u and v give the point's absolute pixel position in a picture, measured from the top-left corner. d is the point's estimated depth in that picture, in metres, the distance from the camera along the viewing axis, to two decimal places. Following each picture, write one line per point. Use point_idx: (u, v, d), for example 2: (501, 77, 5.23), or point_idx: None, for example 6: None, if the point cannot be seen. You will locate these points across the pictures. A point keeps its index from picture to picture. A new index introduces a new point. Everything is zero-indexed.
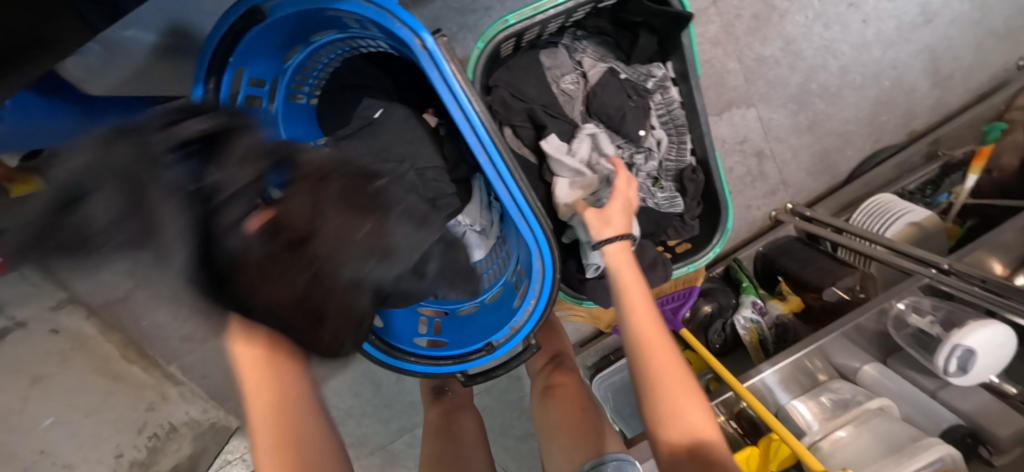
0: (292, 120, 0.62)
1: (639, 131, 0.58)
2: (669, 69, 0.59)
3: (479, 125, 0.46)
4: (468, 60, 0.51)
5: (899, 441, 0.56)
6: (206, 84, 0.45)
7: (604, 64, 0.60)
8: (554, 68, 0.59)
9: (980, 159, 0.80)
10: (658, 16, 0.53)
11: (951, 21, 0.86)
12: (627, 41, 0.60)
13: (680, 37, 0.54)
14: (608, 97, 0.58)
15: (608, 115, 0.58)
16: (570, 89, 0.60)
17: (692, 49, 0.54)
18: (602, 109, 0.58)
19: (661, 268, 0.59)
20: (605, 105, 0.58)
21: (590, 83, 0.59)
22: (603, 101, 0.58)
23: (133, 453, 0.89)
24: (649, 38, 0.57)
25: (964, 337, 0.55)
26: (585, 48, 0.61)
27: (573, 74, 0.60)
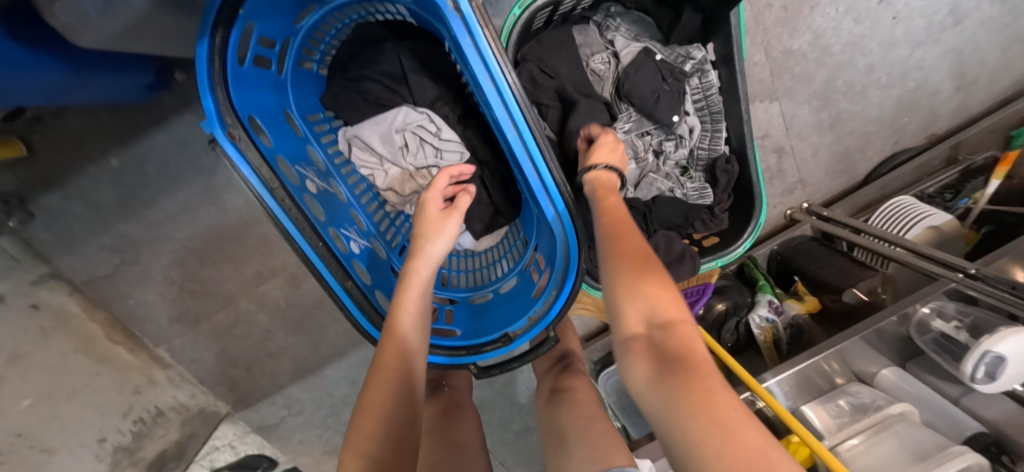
0: (300, 88, 0.57)
1: (673, 116, 0.55)
2: (709, 51, 0.55)
3: (510, 99, 0.41)
4: (503, 28, 0.50)
5: (926, 448, 0.54)
6: (213, 38, 0.40)
7: (638, 45, 0.55)
8: (585, 47, 0.56)
9: (1005, 164, 0.79)
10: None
11: (981, 23, 0.84)
12: (667, 20, 0.56)
13: (727, 16, 0.50)
14: (642, 79, 0.54)
15: (641, 98, 0.54)
16: (600, 70, 0.57)
17: (739, 28, 0.50)
18: (634, 92, 0.54)
19: (689, 261, 0.57)
20: (639, 88, 0.54)
21: (623, 65, 0.56)
22: (636, 83, 0.54)
23: (117, 437, 0.80)
24: (692, 16, 0.54)
25: (994, 343, 0.53)
26: (618, 26, 0.58)
27: (603, 53, 0.57)
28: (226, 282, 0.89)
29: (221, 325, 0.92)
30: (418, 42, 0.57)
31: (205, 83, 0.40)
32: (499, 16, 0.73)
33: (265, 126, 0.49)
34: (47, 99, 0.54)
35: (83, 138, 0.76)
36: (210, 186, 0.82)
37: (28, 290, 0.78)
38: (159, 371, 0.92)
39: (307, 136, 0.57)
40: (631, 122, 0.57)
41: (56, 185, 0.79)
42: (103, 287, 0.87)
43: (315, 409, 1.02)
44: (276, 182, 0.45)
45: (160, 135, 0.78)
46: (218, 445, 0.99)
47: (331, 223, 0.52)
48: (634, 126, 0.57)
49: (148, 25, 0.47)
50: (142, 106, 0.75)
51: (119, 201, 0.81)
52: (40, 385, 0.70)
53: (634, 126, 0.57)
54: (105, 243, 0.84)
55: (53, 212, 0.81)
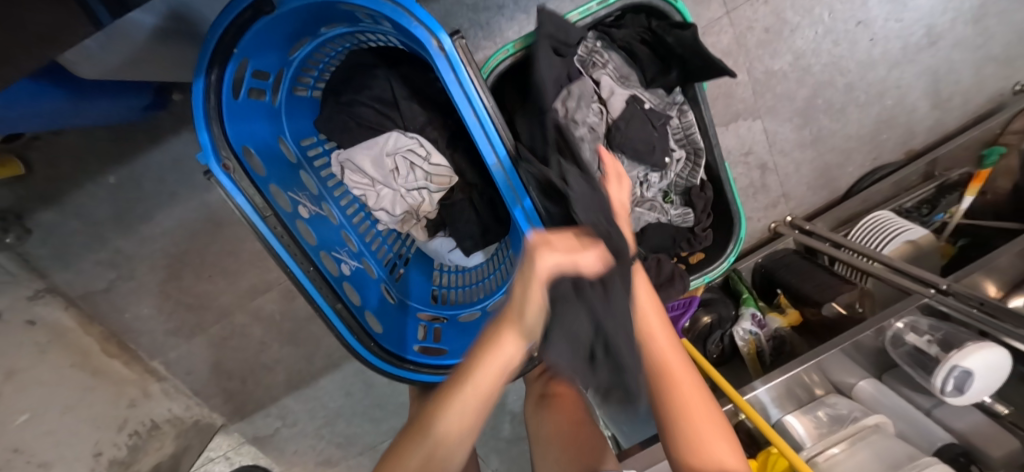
0: (294, 114, 0.59)
1: (665, 159, 0.57)
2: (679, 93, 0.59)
3: (494, 133, 0.45)
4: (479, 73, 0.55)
5: (898, 460, 0.57)
6: (208, 76, 0.42)
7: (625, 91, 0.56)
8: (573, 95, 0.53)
9: (978, 181, 0.81)
10: (695, 55, 0.52)
11: (955, 44, 0.88)
12: (654, 68, 0.57)
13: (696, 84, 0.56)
14: (634, 129, 0.55)
15: (636, 149, 0.55)
16: (593, 120, 0.54)
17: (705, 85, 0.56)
18: (627, 140, 0.55)
19: (678, 282, 0.59)
20: (628, 135, 0.55)
21: (613, 113, 0.55)
22: (630, 134, 0.55)
23: (113, 451, 0.81)
24: (677, 73, 0.55)
25: (963, 358, 0.55)
26: (603, 64, 0.57)
27: (594, 103, 0.55)
28: (222, 295, 0.90)
29: (216, 338, 0.94)
30: (408, 69, 0.59)
31: (201, 117, 0.43)
32: (490, 38, 0.75)
33: (260, 154, 0.51)
34: (48, 124, 0.56)
35: (80, 155, 0.78)
36: (206, 202, 0.83)
37: (24, 305, 0.79)
38: (155, 383, 0.93)
39: (300, 160, 0.59)
40: (624, 166, 0.57)
41: (53, 202, 0.80)
42: (98, 301, 0.88)
43: (309, 420, 1.03)
44: (268, 210, 0.47)
45: (157, 152, 0.79)
46: (213, 457, 1.01)
47: (323, 246, 0.55)
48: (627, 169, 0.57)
49: (146, 56, 0.49)
50: (141, 125, 0.76)
51: (116, 217, 0.83)
52: (37, 401, 0.72)
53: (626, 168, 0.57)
54: (101, 258, 0.85)
55: (50, 227, 0.82)
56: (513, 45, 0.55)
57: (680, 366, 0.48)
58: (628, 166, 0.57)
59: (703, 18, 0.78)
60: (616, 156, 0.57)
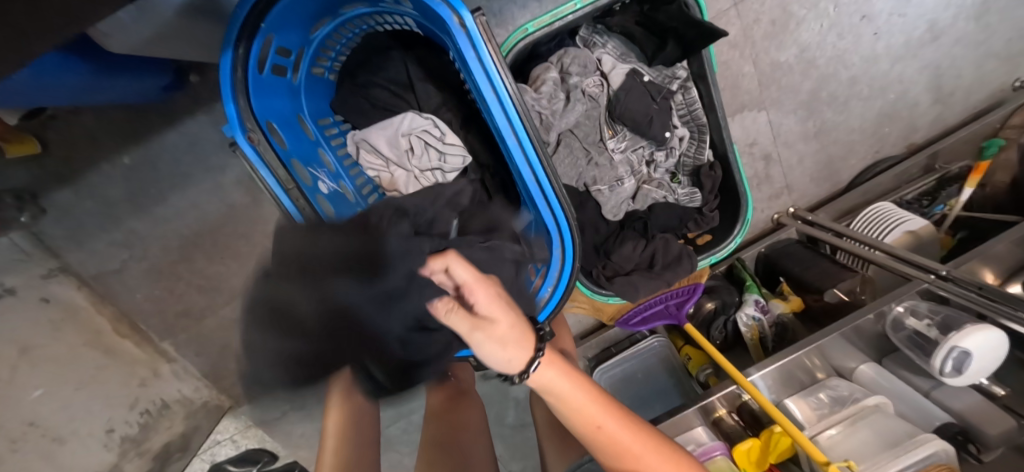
0: (312, 93, 0.60)
1: (665, 133, 0.59)
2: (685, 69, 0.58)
3: (511, 109, 0.46)
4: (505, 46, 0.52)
5: (898, 437, 0.58)
6: (236, 49, 0.43)
7: (624, 65, 0.58)
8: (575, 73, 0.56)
9: (977, 174, 0.83)
10: (689, 26, 0.52)
11: (957, 40, 0.89)
12: (652, 45, 0.58)
13: (701, 52, 0.54)
14: (633, 102, 0.57)
15: (634, 121, 0.57)
16: (594, 93, 0.58)
17: (710, 56, 0.55)
18: (626, 114, 0.57)
19: (686, 262, 0.60)
20: (627, 110, 0.57)
21: (613, 87, 0.58)
22: (629, 107, 0.57)
23: (124, 429, 0.83)
24: (675, 48, 0.55)
25: (962, 339, 0.57)
26: (604, 43, 0.58)
27: (594, 76, 0.57)
28: (233, 278, 0.91)
29: (227, 320, 0.95)
30: (423, 52, 0.61)
31: (228, 90, 0.44)
32: (502, 25, 0.76)
33: (281, 130, 0.52)
34: (71, 99, 0.57)
35: (96, 136, 0.79)
36: (219, 185, 0.84)
37: (38, 283, 0.80)
38: (164, 364, 0.94)
39: (318, 139, 0.60)
40: (626, 142, 0.61)
41: (68, 182, 0.81)
42: (110, 282, 0.89)
43: (317, 404, 1.04)
44: (290, 182, 0.48)
45: (171, 134, 0.80)
46: (220, 440, 1.01)
47: (340, 222, 0.56)
48: (628, 144, 0.61)
49: (173, 31, 0.50)
50: (156, 107, 0.77)
51: (130, 198, 0.84)
52: (52, 377, 0.73)
53: (628, 144, 0.61)
54: (114, 239, 0.86)
55: (64, 207, 0.83)
56: (533, 23, 0.50)
57: (615, 428, 0.43)
58: (631, 143, 0.61)
59: (712, 9, 0.79)
60: (619, 132, 0.60)
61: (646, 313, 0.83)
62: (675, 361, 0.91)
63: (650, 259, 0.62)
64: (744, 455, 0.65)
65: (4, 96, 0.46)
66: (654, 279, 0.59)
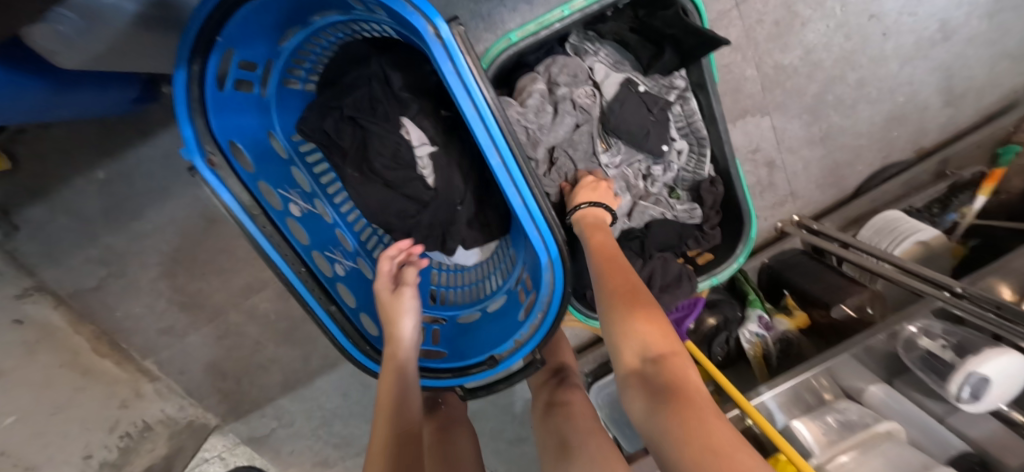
0: (284, 107, 0.57)
1: (662, 145, 0.54)
2: (684, 78, 0.56)
3: (493, 126, 0.42)
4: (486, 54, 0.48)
5: (912, 469, 0.55)
6: (190, 66, 0.39)
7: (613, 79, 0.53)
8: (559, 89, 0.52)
9: (992, 181, 0.79)
10: (688, 33, 0.48)
11: (970, 39, 0.85)
12: (647, 53, 0.55)
13: (701, 59, 0.52)
14: (628, 114, 0.53)
15: (629, 133, 0.53)
16: (586, 104, 0.53)
17: (711, 66, 0.52)
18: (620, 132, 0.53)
19: (686, 283, 0.56)
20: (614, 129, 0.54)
21: (606, 98, 0.54)
22: (623, 118, 0.53)
23: (103, 453, 0.79)
24: (672, 56, 0.52)
25: (981, 365, 0.54)
26: (596, 51, 0.54)
27: (585, 86, 0.53)
28: (215, 294, 0.88)
29: (210, 337, 0.92)
30: (399, 58, 0.57)
31: (183, 110, 0.40)
32: (491, 31, 0.73)
33: (247, 149, 0.48)
34: (29, 115, 0.54)
35: (67, 150, 0.75)
36: (198, 199, 0.81)
37: (12, 303, 0.77)
38: (147, 383, 0.91)
39: (291, 155, 0.58)
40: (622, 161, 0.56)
41: (41, 198, 0.78)
42: (89, 300, 0.86)
43: (306, 421, 1.01)
44: (257, 208, 0.45)
45: (147, 147, 0.77)
46: (208, 458, 0.99)
47: (315, 246, 0.53)
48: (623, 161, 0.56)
49: (131, 43, 0.46)
50: (129, 118, 0.74)
51: (106, 214, 0.80)
52: (24, 402, 0.70)
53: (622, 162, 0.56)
54: (91, 256, 0.83)
55: (39, 224, 0.80)
56: (516, 33, 0.47)
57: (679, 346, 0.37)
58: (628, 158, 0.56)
59: (712, 10, 0.75)
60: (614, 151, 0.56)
61: None
62: None
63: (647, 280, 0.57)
64: None
65: None
66: None
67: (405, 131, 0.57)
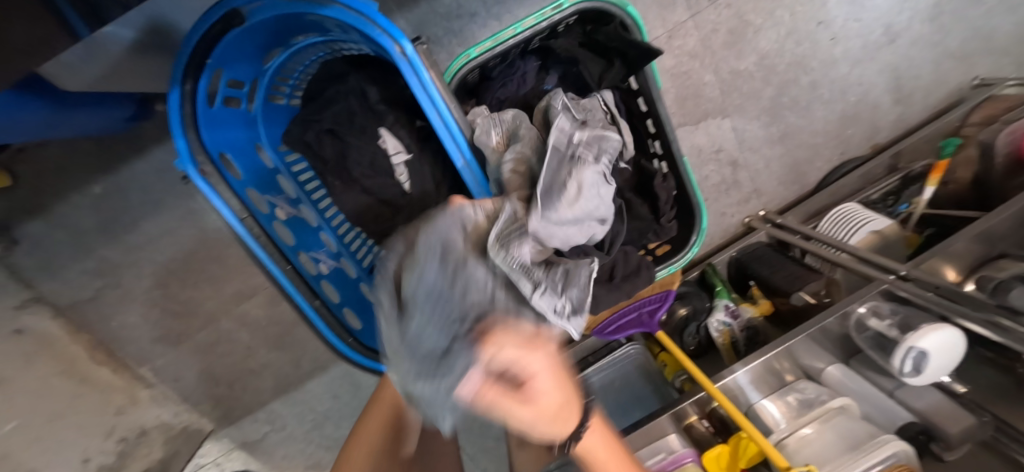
0: (270, 121, 0.61)
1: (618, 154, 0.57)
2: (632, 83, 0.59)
3: (457, 134, 0.48)
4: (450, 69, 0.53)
5: (859, 438, 0.59)
6: (183, 86, 0.44)
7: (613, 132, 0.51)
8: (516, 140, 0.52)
9: (938, 172, 0.85)
10: (629, 46, 0.51)
11: (912, 42, 0.91)
12: (598, 67, 0.57)
13: (644, 71, 0.54)
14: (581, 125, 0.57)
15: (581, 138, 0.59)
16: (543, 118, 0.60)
17: (654, 75, 0.54)
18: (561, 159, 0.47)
19: (644, 272, 0.61)
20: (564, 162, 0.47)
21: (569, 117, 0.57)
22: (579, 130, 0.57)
23: (101, 457, 0.82)
24: (619, 69, 0.54)
25: (919, 339, 0.58)
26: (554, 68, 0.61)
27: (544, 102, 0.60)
28: (208, 301, 0.91)
29: (203, 344, 0.95)
30: (376, 73, 0.63)
31: (176, 124, 0.45)
32: (464, 45, 0.78)
33: (236, 159, 0.53)
34: (33, 135, 0.58)
35: (65, 166, 0.79)
36: (191, 210, 0.85)
37: (11, 314, 0.80)
38: (142, 390, 0.94)
39: (277, 165, 0.62)
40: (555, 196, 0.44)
41: (40, 213, 0.82)
42: (86, 310, 0.89)
43: (298, 424, 1.04)
44: (245, 212, 0.49)
45: (141, 162, 0.81)
46: (203, 463, 1.01)
47: (299, 246, 0.57)
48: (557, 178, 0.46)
49: (129, 66, 0.51)
50: (124, 135, 0.78)
51: (101, 226, 0.84)
52: (23, 409, 0.72)
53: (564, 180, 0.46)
54: (87, 268, 0.86)
55: (37, 238, 0.83)
56: (474, 49, 0.52)
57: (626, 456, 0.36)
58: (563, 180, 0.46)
59: (669, 21, 0.81)
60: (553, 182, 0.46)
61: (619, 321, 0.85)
62: (652, 367, 0.92)
63: (610, 271, 0.61)
64: (713, 461, 0.66)
65: None
66: (613, 291, 0.60)
67: (382, 141, 0.62)
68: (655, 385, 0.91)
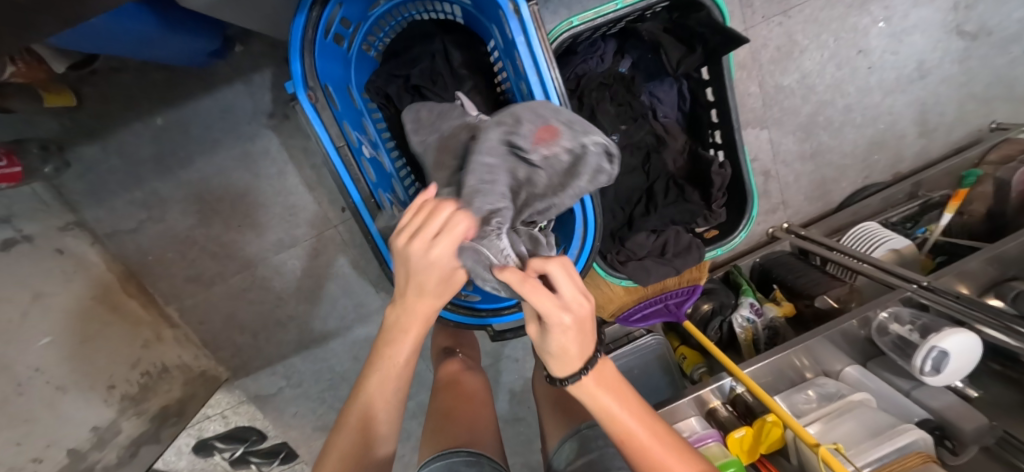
0: (359, 67, 0.65)
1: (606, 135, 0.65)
2: (704, 72, 0.64)
3: (551, 92, 0.51)
4: (556, 29, 0.58)
5: (880, 427, 0.63)
6: (309, 12, 0.49)
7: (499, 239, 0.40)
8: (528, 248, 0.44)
9: (957, 201, 0.91)
10: (714, 32, 0.57)
11: (942, 80, 0.98)
12: (677, 52, 0.62)
13: (722, 60, 0.59)
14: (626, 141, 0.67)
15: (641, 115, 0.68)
16: (616, 96, 0.67)
17: (729, 65, 0.59)
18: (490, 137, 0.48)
19: (695, 251, 0.65)
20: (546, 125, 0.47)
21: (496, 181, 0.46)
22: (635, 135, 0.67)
23: (125, 386, 0.79)
24: (696, 53, 0.61)
25: (941, 339, 0.62)
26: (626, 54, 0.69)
27: (616, 82, 0.68)
28: (248, 247, 0.93)
29: (235, 289, 0.96)
30: (462, 37, 0.68)
31: (297, 48, 0.49)
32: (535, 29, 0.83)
33: (335, 94, 0.57)
34: (129, 50, 0.60)
35: (133, 95, 0.81)
36: (248, 153, 0.87)
37: (55, 234, 0.80)
38: (167, 329, 0.94)
39: (362, 109, 0.65)
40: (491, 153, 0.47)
41: (97, 138, 0.83)
42: (125, 241, 0.90)
43: (314, 382, 1.06)
44: (341, 141, 0.53)
45: (207, 100, 0.83)
46: (210, 415, 1.02)
47: (378, 184, 0.60)
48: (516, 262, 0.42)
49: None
50: (197, 72, 0.81)
51: (156, 159, 0.86)
52: (61, 326, 0.71)
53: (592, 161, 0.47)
54: (135, 198, 0.88)
55: (90, 163, 0.84)
56: (577, 17, 0.56)
57: (645, 435, 0.38)
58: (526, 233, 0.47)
59: None
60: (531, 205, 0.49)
61: (645, 310, 0.87)
62: (671, 359, 0.95)
63: (662, 247, 0.66)
64: (737, 443, 0.68)
65: (78, 35, 0.49)
66: (664, 265, 0.64)
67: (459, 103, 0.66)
68: (671, 377, 0.94)
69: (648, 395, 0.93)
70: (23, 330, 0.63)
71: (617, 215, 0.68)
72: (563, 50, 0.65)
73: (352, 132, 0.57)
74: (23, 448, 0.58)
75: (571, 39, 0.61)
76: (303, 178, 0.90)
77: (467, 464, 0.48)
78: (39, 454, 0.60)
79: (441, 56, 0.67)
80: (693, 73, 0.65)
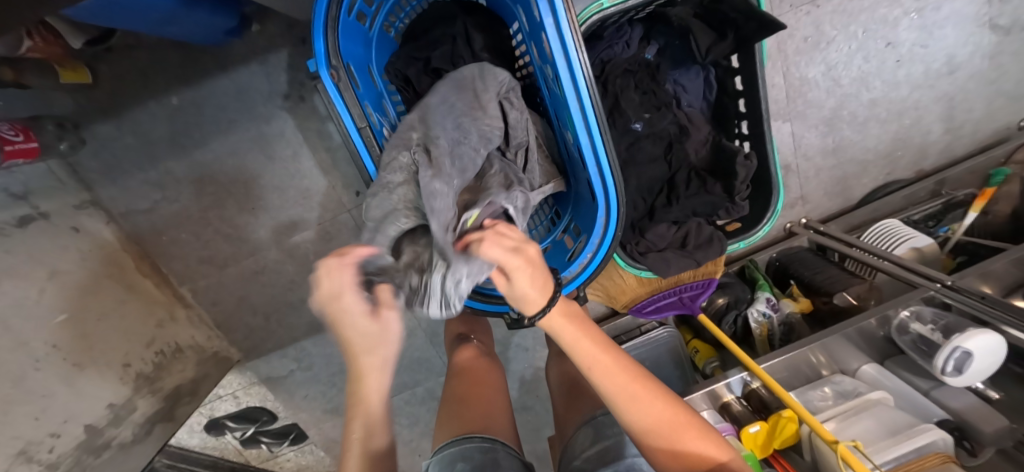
0: (379, 47, 0.65)
1: (630, 123, 0.65)
2: (734, 59, 0.62)
3: (579, 76, 0.48)
4: (585, 10, 0.56)
5: (898, 426, 0.62)
6: None
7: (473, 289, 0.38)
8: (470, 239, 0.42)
9: (982, 199, 0.89)
10: (748, 18, 0.54)
11: (971, 75, 0.96)
12: (708, 39, 0.61)
13: (755, 46, 0.57)
14: (649, 130, 0.66)
15: (665, 104, 0.66)
16: (642, 83, 0.66)
17: (761, 51, 0.57)
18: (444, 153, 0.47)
19: (717, 243, 0.65)
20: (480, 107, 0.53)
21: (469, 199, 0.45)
22: (658, 124, 0.66)
23: (140, 365, 0.80)
24: (729, 39, 0.59)
25: (964, 340, 0.61)
26: (651, 40, 0.67)
27: (640, 68, 0.66)
28: (261, 229, 0.93)
29: (249, 271, 0.96)
30: (482, 19, 0.66)
31: (320, 25, 0.48)
32: None
33: (357, 74, 0.56)
34: (148, 26, 0.59)
35: (149, 74, 0.80)
36: (263, 135, 0.86)
37: (71, 212, 0.80)
38: (181, 309, 0.94)
39: (381, 90, 0.65)
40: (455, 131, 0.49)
41: (112, 116, 0.82)
42: (139, 220, 0.90)
43: (324, 367, 1.07)
44: (363, 122, 0.53)
45: (223, 80, 0.82)
46: (222, 395, 1.04)
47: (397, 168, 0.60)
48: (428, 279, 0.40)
49: None
50: (213, 51, 0.80)
51: (171, 138, 0.85)
52: (76, 303, 0.70)
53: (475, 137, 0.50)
54: (149, 178, 0.87)
55: (105, 141, 0.83)
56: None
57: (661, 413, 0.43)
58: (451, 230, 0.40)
59: None
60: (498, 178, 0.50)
61: (658, 302, 0.86)
62: (683, 352, 0.95)
63: (683, 239, 0.67)
64: (751, 439, 0.68)
65: (98, 9, 0.48)
66: (685, 257, 0.65)
67: None
68: (683, 370, 0.94)
69: (660, 387, 0.94)
70: (38, 306, 0.63)
71: (639, 206, 0.67)
72: (591, 32, 0.63)
73: (373, 114, 0.56)
74: (40, 423, 0.58)
75: (599, 22, 0.59)
76: (317, 161, 0.89)
77: (481, 450, 0.48)
78: (57, 429, 0.61)
79: (461, 38, 0.65)
80: (722, 61, 0.64)
